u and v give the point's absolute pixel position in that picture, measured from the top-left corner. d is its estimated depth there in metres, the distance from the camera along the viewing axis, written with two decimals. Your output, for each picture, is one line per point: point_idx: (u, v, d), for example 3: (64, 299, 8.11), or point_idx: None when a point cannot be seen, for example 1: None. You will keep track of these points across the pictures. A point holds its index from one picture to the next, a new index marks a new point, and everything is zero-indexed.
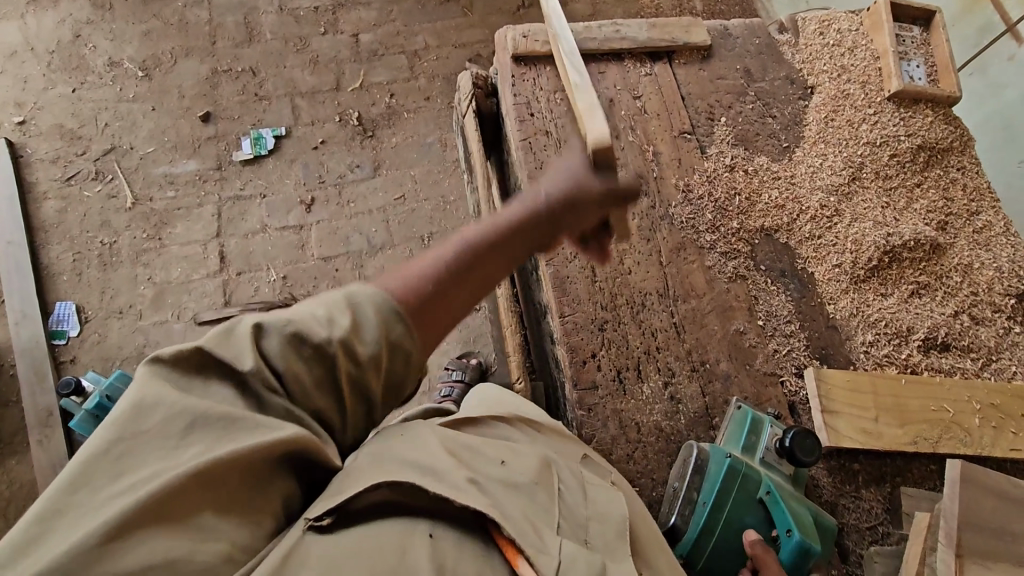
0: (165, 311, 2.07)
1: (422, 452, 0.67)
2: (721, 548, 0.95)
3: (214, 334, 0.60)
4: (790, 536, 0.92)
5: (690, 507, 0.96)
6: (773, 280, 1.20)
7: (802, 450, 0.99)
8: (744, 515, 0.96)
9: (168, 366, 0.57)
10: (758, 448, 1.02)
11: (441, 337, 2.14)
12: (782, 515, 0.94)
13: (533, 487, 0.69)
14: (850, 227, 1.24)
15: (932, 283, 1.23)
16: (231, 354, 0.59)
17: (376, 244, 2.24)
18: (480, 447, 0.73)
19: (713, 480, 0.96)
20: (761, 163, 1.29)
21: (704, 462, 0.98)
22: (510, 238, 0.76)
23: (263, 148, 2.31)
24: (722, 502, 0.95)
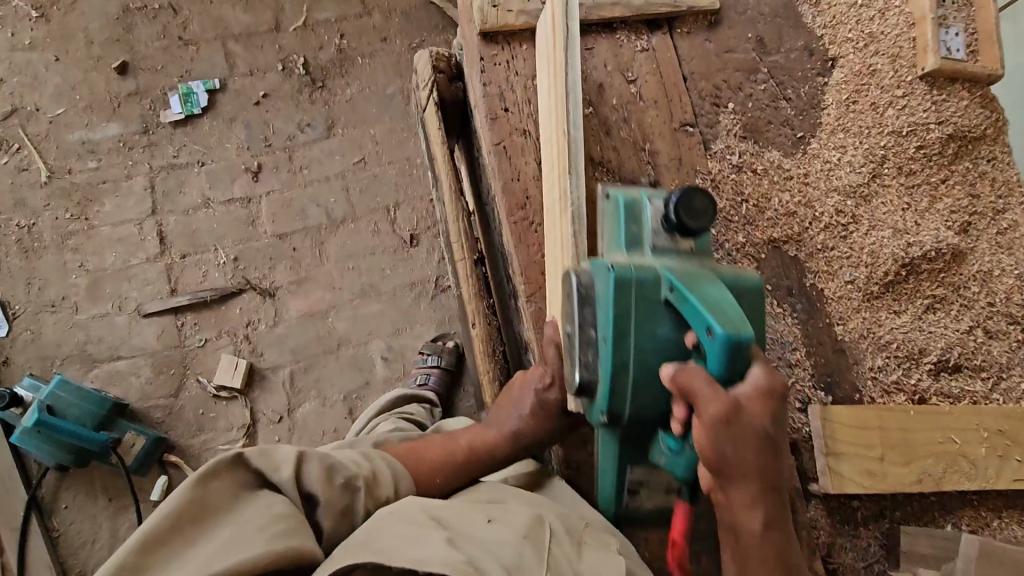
0: (104, 303, 1.87)
1: (411, 527, 0.74)
2: (644, 388, 0.77)
3: (258, 454, 0.81)
4: (711, 336, 0.67)
5: (592, 349, 0.80)
6: (778, 300, 1.08)
7: (690, 215, 0.77)
8: (653, 329, 0.76)
9: (211, 480, 0.76)
10: (645, 231, 0.81)
11: (415, 318, 1.99)
12: (694, 315, 0.70)
13: (519, 547, 0.74)
14: (867, 236, 1.10)
15: (948, 296, 1.12)
16: (268, 465, 0.81)
17: (337, 217, 2.02)
18: (469, 513, 0.80)
19: (603, 307, 0.77)
20: (771, 159, 1.11)
21: (591, 290, 0.79)
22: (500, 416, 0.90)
23: (195, 106, 2.00)
24: (625, 325, 0.76)
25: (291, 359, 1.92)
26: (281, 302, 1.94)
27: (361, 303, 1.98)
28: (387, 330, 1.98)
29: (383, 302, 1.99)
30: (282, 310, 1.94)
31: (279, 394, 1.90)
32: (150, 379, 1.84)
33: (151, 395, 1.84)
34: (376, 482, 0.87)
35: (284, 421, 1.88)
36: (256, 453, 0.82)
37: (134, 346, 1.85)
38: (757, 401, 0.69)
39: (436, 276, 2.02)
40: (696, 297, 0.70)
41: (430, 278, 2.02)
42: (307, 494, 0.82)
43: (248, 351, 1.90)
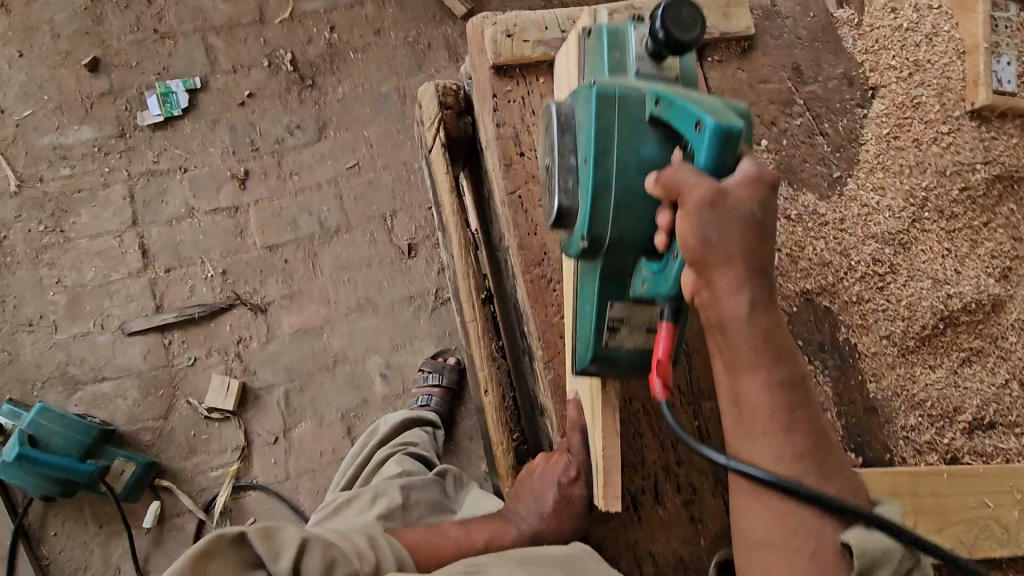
0: (85, 321, 1.77)
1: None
2: (628, 211, 0.72)
3: (261, 534, 0.80)
4: (701, 129, 0.64)
5: (572, 175, 0.76)
6: (810, 356, 1.01)
7: (678, 28, 0.68)
8: (636, 146, 0.72)
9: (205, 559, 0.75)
10: (627, 57, 0.77)
11: (414, 334, 1.91)
12: (681, 113, 0.67)
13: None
14: (904, 287, 1.03)
15: (985, 349, 1.06)
16: (270, 549, 0.78)
17: (330, 227, 1.91)
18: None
19: (584, 129, 0.73)
20: (806, 202, 1.03)
21: (573, 116, 0.75)
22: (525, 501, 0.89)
23: (175, 107, 1.86)
24: (609, 142, 0.72)
25: (285, 378, 1.84)
26: (274, 318, 1.85)
27: (357, 318, 1.89)
28: (385, 346, 1.89)
29: (380, 317, 1.90)
30: (274, 327, 1.85)
31: (274, 413, 1.82)
32: (137, 401, 1.76)
33: (139, 417, 1.76)
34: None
35: (280, 443, 1.80)
36: (258, 534, 0.79)
37: (119, 367, 1.76)
38: (745, 189, 0.64)
39: (435, 289, 1.93)
40: (684, 99, 0.66)
41: (430, 290, 1.93)
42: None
43: (240, 370, 1.82)
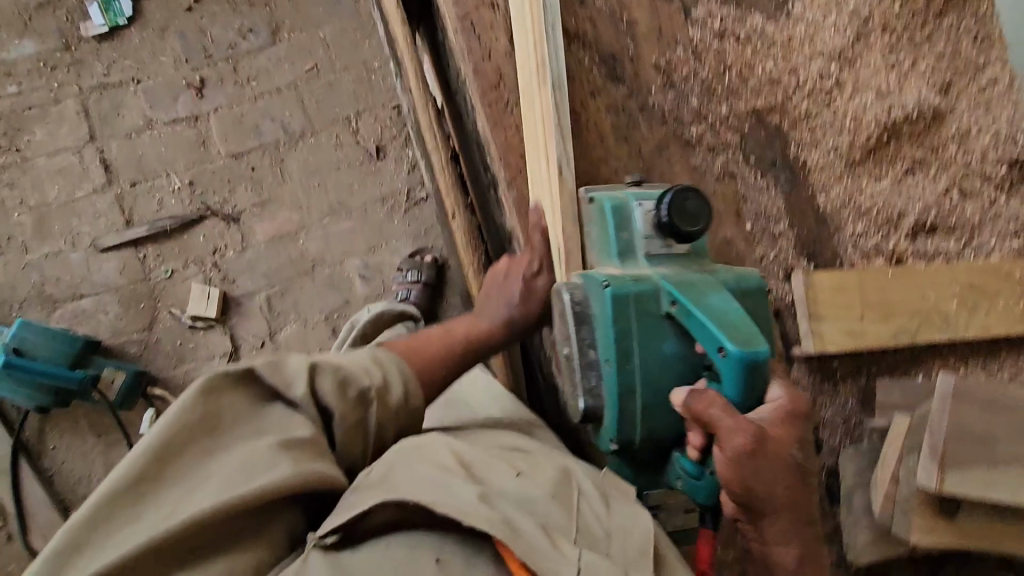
0: (54, 240, 1.75)
1: (438, 472, 0.71)
2: (657, 377, 0.75)
3: (272, 366, 0.78)
4: (725, 356, 0.69)
5: (594, 372, 0.79)
6: (762, 173, 1.06)
7: (685, 219, 0.76)
8: (657, 346, 0.76)
9: (218, 392, 0.72)
10: (636, 235, 0.79)
11: (390, 234, 1.93)
12: (700, 330, 0.72)
13: (548, 497, 0.70)
14: (850, 101, 1.07)
15: (927, 159, 1.12)
16: (281, 380, 0.77)
17: (293, 131, 1.89)
18: (497, 463, 0.76)
19: (603, 329, 0.76)
20: (754, 23, 1.06)
21: (587, 307, 0.78)
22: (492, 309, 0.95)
23: (120, 16, 1.79)
24: (628, 331, 0.75)
25: (265, 284, 1.86)
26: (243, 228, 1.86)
27: (331, 222, 1.90)
28: (361, 248, 1.91)
29: (354, 219, 1.91)
30: (249, 235, 1.86)
31: (258, 319, 1.85)
32: (120, 316, 1.78)
33: (124, 331, 1.77)
34: (388, 390, 0.84)
35: (267, 346, 1.84)
36: (266, 367, 0.77)
37: (96, 283, 1.77)
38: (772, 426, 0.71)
39: (407, 189, 1.94)
40: (701, 314, 0.71)
41: (402, 191, 1.94)
42: (323, 408, 0.79)
43: (219, 279, 1.83)
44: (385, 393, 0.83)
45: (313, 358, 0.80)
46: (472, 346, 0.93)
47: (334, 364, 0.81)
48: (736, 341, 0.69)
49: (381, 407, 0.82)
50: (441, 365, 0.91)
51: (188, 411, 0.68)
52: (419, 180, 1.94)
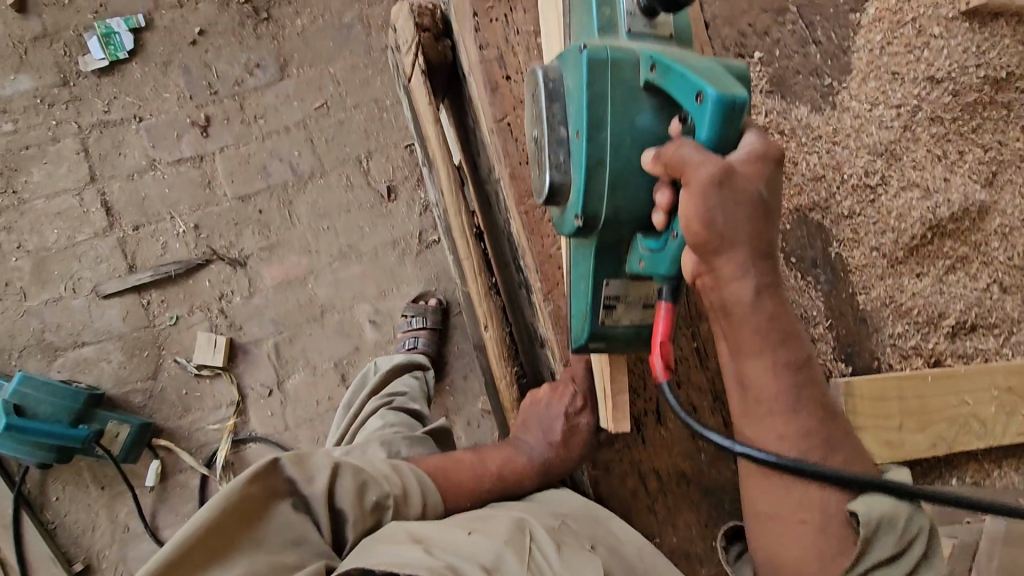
0: (54, 287, 1.69)
1: (387, 543, 0.72)
2: (623, 186, 0.69)
3: (293, 463, 0.80)
4: (702, 101, 0.61)
5: (562, 150, 0.72)
6: (803, 273, 1.02)
7: None
8: (633, 117, 0.68)
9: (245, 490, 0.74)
10: (618, 11, 0.71)
11: (401, 279, 1.88)
12: (680, 83, 0.63)
13: (500, 552, 0.71)
14: (895, 198, 1.03)
15: (969, 256, 1.09)
16: (304, 475, 0.79)
17: (303, 172, 1.83)
18: (450, 527, 0.77)
19: (576, 99, 0.69)
20: (799, 116, 1.01)
21: (559, 82, 0.72)
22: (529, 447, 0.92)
23: (120, 51, 1.71)
24: (601, 105, 0.68)
25: (273, 331, 1.81)
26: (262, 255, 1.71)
27: (341, 266, 1.85)
28: (372, 293, 1.86)
29: (365, 263, 1.86)
30: (257, 280, 1.80)
31: (265, 365, 1.80)
32: (123, 364, 1.72)
33: (127, 380, 1.72)
34: (406, 500, 0.83)
35: (275, 394, 1.79)
36: (291, 460, 0.80)
37: (98, 330, 1.71)
38: (749, 167, 0.63)
39: (419, 232, 1.89)
40: (680, 66, 0.63)
41: (414, 234, 1.89)
42: (338, 509, 0.79)
43: (225, 325, 1.78)
44: (402, 508, 0.82)
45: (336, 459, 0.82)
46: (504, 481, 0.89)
47: (356, 468, 0.83)
48: (715, 86, 0.61)
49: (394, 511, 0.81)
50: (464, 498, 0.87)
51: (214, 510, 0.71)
52: (431, 223, 1.89)
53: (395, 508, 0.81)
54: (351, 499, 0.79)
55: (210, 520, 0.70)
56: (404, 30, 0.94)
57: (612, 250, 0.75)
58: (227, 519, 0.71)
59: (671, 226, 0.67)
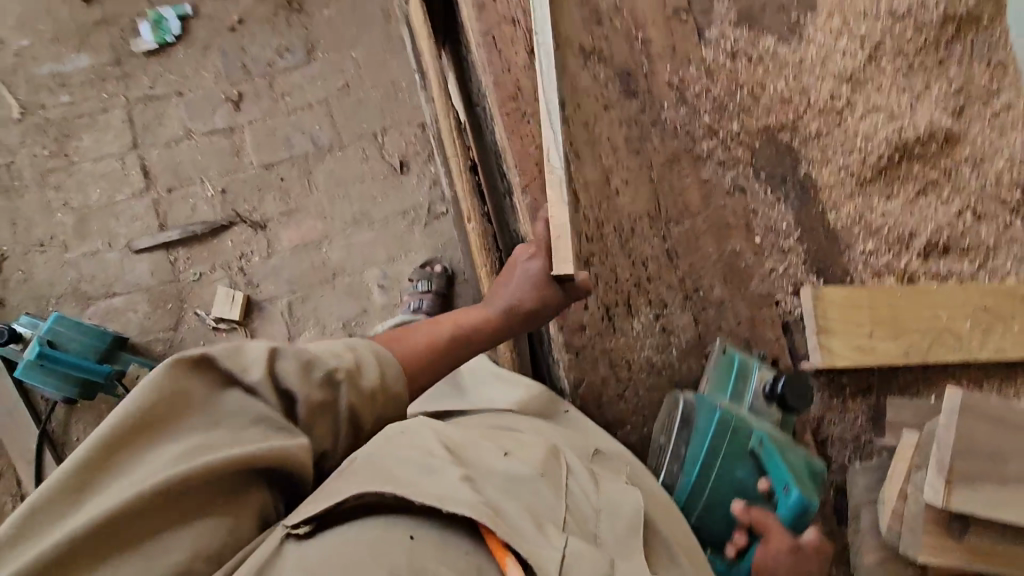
0: (93, 241, 1.84)
1: (421, 454, 0.63)
2: None
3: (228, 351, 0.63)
4: None
5: None
6: (773, 189, 1.08)
7: None
8: None
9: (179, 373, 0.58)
10: None
11: (410, 245, 1.98)
12: None
13: (539, 482, 0.65)
14: (860, 122, 1.09)
15: (940, 181, 1.13)
16: (239, 362, 0.62)
17: (323, 145, 1.98)
18: (484, 445, 0.69)
19: None
20: (767, 44, 1.09)
21: None
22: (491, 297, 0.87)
23: (167, 34, 1.92)
24: None
25: (287, 290, 1.92)
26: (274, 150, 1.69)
27: (354, 232, 1.97)
28: (381, 258, 1.97)
29: (376, 230, 1.98)
30: (275, 242, 1.93)
31: (279, 322, 1.90)
32: (148, 315, 1.84)
33: (151, 330, 1.84)
34: (359, 371, 0.69)
35: None
36: (225, 346, 0.62)
37: (128, 282, 1.84)
38: None
39: (428, 203, 2.00)
40: None
41: (423, 204, 2.00)
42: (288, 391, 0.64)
43: (244, 283, 1.90)
44: (359, 378, 0.68)
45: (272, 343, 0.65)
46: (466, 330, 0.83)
47: (297, 350, 0.66)
48: None
49: (348, 388, 0.67)
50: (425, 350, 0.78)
51: (135, 401, 0.55)
52: (440, 195, 2.01)
53: (351, 382, 0.68)
54: (299, 380, 0.64)
55: (140, 406, 0.55)
56: None
57: (729, 435, 0.89)
58: (140, 420, 0.55)
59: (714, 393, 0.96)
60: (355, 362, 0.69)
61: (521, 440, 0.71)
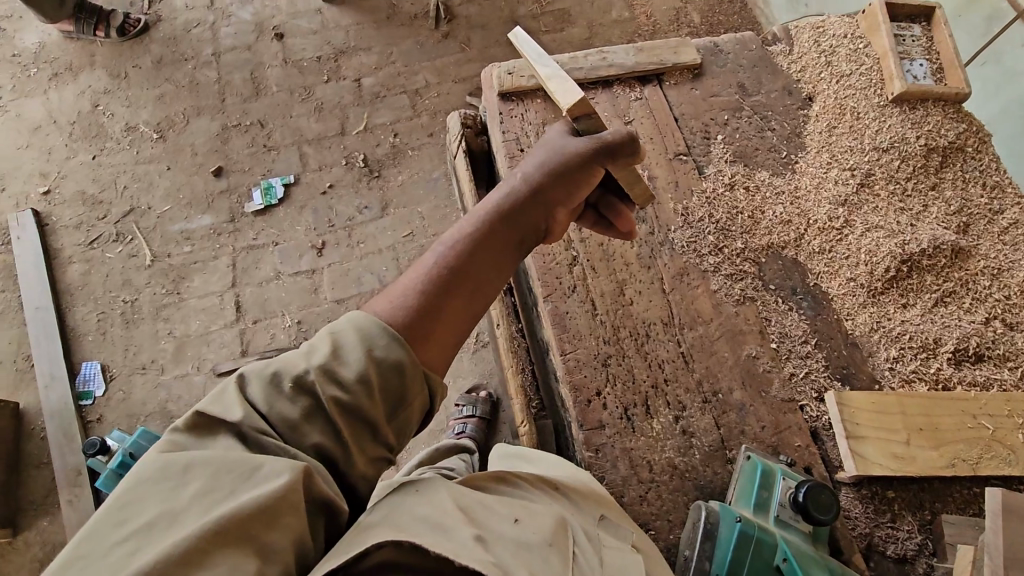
0: (185, 365, 2.10)
1: (435, 513, 0.63)
2: None
3: (208, 399, 0.67)
4: None
5: None
6: (784, 299, 1.15)
7: None
8: None
9: (175, 437, 0.62)
10: None
11: (458, 372, 2.11)
12: None
13: (547, 548, 0.64)
14: (862, 238, 1.18)
15: (958, 291, 1.15)
16: (220, 406, 0.65)
17: (388, 282, 2.25)
18: (494, 505, 0.69)
19: None
20: (762, 177, 1.25)
21: None
22: (489, 246, 0.84)
23: (273, 197, 2.38)
24: None
25: None
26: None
27: None
28: None
29: None
30: None
31: None
32: None
33: None
34: (339, 360, 0.68)
35: None
36: (209, 399, 0.67)
37: None
38: None
39: (476, 333, 2.18)
40: None
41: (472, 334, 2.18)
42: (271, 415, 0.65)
43: None
44: (335, 367, 0.67)
45: (239, 371, 0.69)
46: (461, 280, 0.80)
47: (263, 367, 0.69)
48: None
49: (328, 385, 0.66)
50: (416, 304, 0.75)
51: (144, 467, 0.59)
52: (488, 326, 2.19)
53: (325, 370, 0.67)
54: (268, 397, 0.66)
55: (150, 467, 0.58)
56: (454, 128, 1.39)
57: (752, 549, 0.87)
58: (151, 479, 0.58)
59: (744, 504, 0.94)
60: (328, 350, 0.68)
61: (528, 504, 0.70)
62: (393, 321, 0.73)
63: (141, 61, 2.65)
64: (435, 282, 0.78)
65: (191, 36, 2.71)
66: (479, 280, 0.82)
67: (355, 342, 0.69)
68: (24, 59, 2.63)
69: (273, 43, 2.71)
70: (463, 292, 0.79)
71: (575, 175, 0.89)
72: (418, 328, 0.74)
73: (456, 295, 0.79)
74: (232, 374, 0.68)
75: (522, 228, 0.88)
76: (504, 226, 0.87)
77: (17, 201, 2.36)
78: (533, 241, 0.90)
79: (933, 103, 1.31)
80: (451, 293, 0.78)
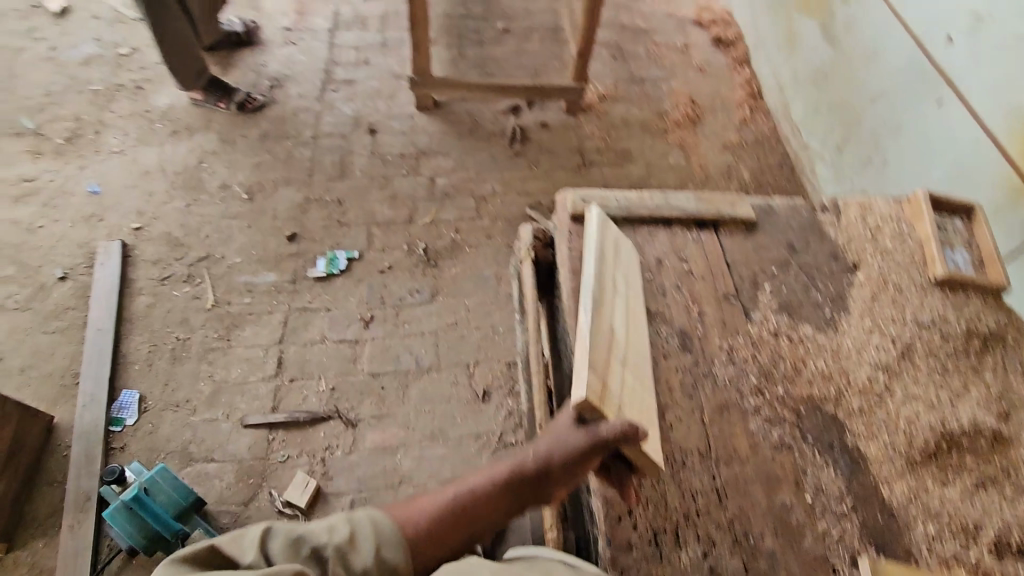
0: (216, 410, 2.16)
1: None
2: None
3: (228, 540, 0.90)
4: None
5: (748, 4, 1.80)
6: (821, 452, 1.17)
7: None
8: None
9: (187, 564, 0.85)
10: None
11: (475, 467, 2.11)
12: None
13: None
14: (901, 406, 1.22)
15: (1000, 477, 1.15)
16: (237, 550, 0.89)
17: (424, 365, 2.33)
18: None
19: None
20: (806, 331, 1.33)
21: None
22: (489, 498, 1.05)
23: (335, 268, 2.56)
24: None
25: (355, 488, 2.05)
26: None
27: (428, 446, 2.15)
28: (446, 475, 2.09)
29: (449, 447, 2.15)
30: (359, 440, 2.14)
31: None
32: (229, 485, 2.01)
33: (227, 499, 1.99)
34: (353, 549, 0.93)
35: None
36: (228, 539, 0.90)
37: (226, 452, 2.07)
38: None
39: (500, 432, 2.20)
40: None
41: (495, 432, 2.20)
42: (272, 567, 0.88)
43: (320, 473, 2.07)
44: (348, 553, 0.92)
45: (264, 525, 0.93)
46: (463, 513, 1.04)
47: (286, 528, 0.93)
48: None
49: (335, 564, 0.91)
50: (431, 520, 1.01)
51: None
52: (512, 426, 2.22)
53: (337, 551, 0.92)
54: (281, 552, 0.89)
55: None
56: (525, 238, 1.54)
57: None
58: None
59: None
60: (344, 535, 0.94)
61: None
62: (412, 533, 0.99)
63: (249, 132, 3.00)
64: (444, 514, 1.03)
65: (297, 119, 3.09)
66: (476, 517, 1.05)
67: (369, 540, 0.95)
68: (153, 114, 3.02)
69: (365, 136, 3.06)
70: (459, 526, 1.03)
71: (571, 459, 1.04)
72: (427, 540, 1.00)
73: (456, 527, 1.03)
74: (256, 525, 0.92)
75: (521, 488, 1.06)
76: (505, 482, 1.06)
77: (110, 231, 2.60)
78: (532, 499, 1.07)
79: (973, 292, 1.40)
80: (448, 527, 1.02)
